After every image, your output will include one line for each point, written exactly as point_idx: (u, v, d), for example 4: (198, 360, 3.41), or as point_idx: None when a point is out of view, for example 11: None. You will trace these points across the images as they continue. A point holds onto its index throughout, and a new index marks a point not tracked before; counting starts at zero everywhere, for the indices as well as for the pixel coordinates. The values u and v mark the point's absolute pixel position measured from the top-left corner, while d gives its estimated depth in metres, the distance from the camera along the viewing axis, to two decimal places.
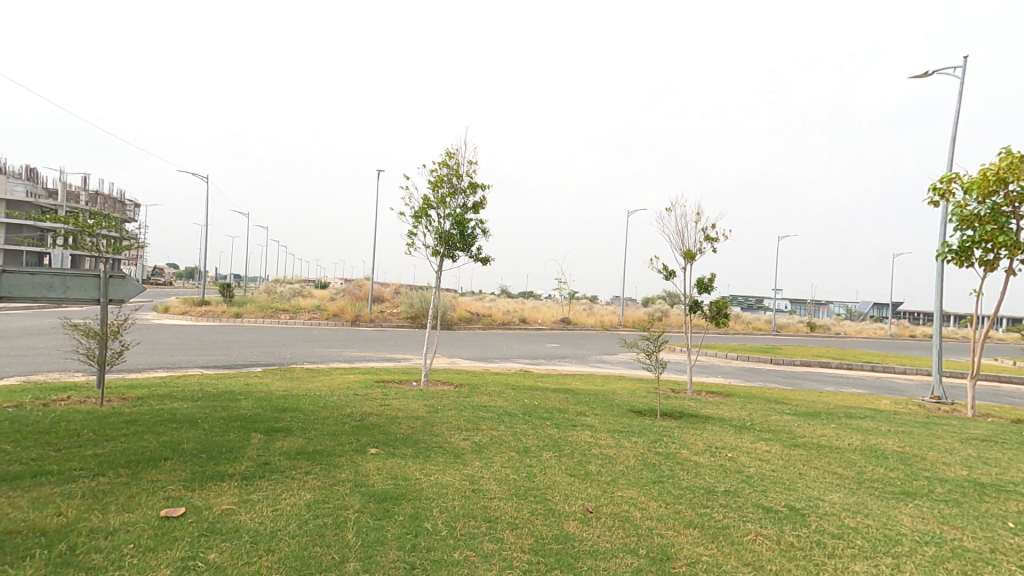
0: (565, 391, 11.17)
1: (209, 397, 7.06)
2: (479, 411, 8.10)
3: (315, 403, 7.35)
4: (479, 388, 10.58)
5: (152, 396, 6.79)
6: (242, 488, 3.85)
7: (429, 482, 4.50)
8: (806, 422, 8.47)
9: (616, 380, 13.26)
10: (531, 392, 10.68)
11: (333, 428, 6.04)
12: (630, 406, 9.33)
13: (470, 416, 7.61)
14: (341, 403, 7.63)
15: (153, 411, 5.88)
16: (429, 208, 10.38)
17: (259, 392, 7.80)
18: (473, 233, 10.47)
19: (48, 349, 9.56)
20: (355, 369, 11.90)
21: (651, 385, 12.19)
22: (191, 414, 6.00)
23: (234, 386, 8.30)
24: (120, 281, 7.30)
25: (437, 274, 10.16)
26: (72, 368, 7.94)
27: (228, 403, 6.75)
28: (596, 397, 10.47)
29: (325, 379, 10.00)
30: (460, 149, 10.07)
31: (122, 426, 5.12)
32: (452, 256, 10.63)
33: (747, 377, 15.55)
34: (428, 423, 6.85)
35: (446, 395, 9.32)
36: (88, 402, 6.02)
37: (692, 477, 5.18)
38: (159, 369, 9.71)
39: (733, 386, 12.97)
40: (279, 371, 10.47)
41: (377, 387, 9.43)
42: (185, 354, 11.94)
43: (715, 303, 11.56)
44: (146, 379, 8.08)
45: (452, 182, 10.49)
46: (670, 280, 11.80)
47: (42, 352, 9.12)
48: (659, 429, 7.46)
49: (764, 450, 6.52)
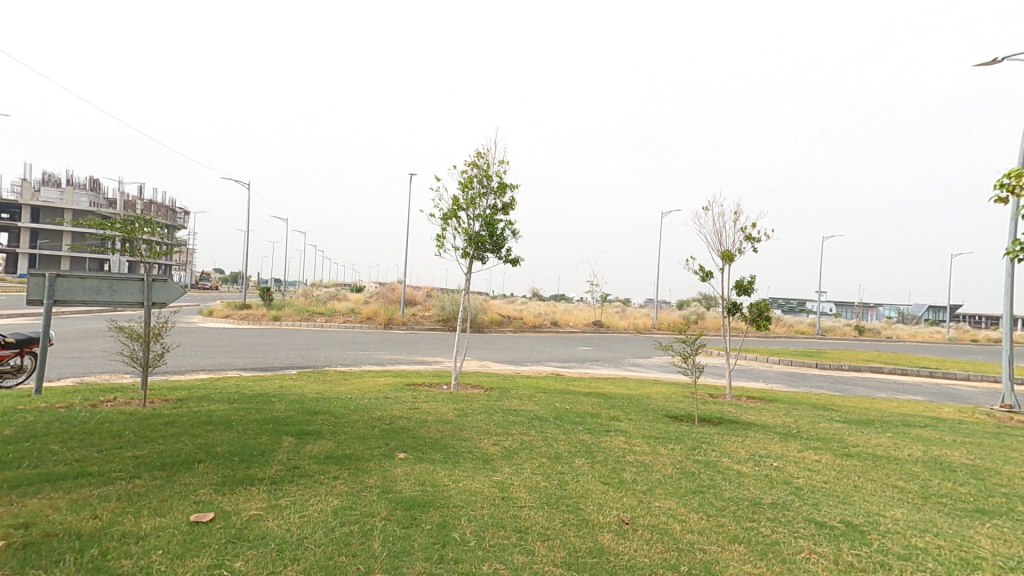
0: (598, 395, 10.90)
1: (245, 399, 7.18)
2: (510, 415, 7.96)
3: (346, 406, 7.37)
4: (510, 391, 10.43)
5: (191, 398, 6.95)
6: (270, 493, 3.81)
7: (457, 489, 4.38)
8: (858, 431, 7.93)
9: (651, 384, 12.86)
10: (563, 396, 10.45)
11: (363, 431, 6.01)
12: (666, 412, 8.98)
13: (500, 421, 7.47)
14: (372, 406, 7.63)
15: (190, 413, 5.99)
16: (459, 210, 10.34)
17: (293, 395, 7.89)
18: (503, 234, 10.36)
19: (98, 351, 9.95)
20: (386, 371, 11.96)
21: (688, 389, 11.76)
22: (227, 416, 6.09)
23: (269, 388, 8.44)
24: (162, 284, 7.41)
25: (466, 276, 10.09)
26: (120, 370, 8.23)
27: (262, 405, 6.84)
28: (630, 401, 10.15)
29: (357, 382, 10.07)
30: (490, 150, 10.00)
31: (161, 428, 5.20)
32: (482, 258, 10.54)
33: (791, 382, 14.84)
34: (457, 427, 6.75)
35: (477, 399, 9.21)
36: (131, 403, 6.18)
37: (735, 488, 4.87)
38: (199, 371, 9.98)
39: (776, 391, 12.36)
40: (313, 374, 10.61)
41: (407, 390, 9.42)
42: (224, 357, 12.27)
43: (755, 305, 11.04)
44: (187, 381, 8.30)
45: (482, 183, 10.43)
46: (707, 282, 11.37)
47: (93, 355, 9.53)
48: (698, 436, 7.12)
49: (814, 460, 6.11)
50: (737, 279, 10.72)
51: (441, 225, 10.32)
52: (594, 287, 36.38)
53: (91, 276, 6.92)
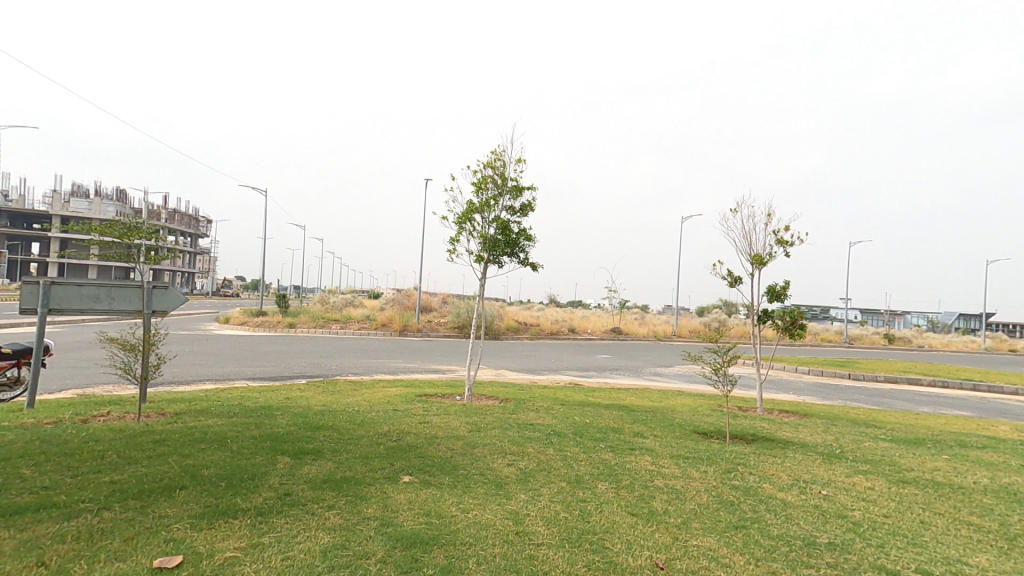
0: (619, 407, 10.30)
1: (246, 413, 6.79)
2: (525, 431, 7.42)
3: (352, 421, 6.93)
4: (526, 403, 9.90)
5: (189, 411, 6.59)
6: (254, 529, 3.35)
7: (466, 520, 3.88)
8: (910, 451, 7.20)
9: (674, 395, 12.20)
10: (582, 408, 9.87)
11: (366, 450, 5.55)
12: (694, 427, 8.33)
13: (516, 437, 6.95)
14: (379, 420, 7.18)
15: (184, 429, 5.59)
16: (473, 212, 9.91)
17: (297, 408, 7.49)
18: (518, 238, 9.90)
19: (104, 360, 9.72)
20: (398, 381, 11.52)
21: (715, 402, 11.08)
22: (223, 432, 5.68)
23: (273, 400, 8.06)
24: (163, 290, 7.11)
25: (480, 282, 9.63)
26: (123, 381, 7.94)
27: (263, 419, 6.43)
28: (654, 415, 9.51)
29: (367, 393, 9.64)
30: (506, 149, 9.57)
31: (149, 447, 4.79)
32: (497, 262, 10.08)
33: (823, 394, 14.00)
34: (469, 444, 6.27)
35: (491, 411, 8.71)
36: (124, 418, 5.82)
37: (784, 522, 4.26)
38: (206, 381, 9.69)
39: (809, 405, 11.60)
40: (321, 384, 10.23)
41: (418, 402, 8.95)
42: (234, 365, 11.99)
43: (788, 313, 10.34)
44: (190, 393, 7.99)
45: (497, 184, 9.98)
46: (734, 288, 10.72)
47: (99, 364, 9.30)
48: (732, 456, 6.50)
49: (867, 487, 5.44)
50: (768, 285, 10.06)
51: (454, 228, 9.89)
52: (612, 293, 35.68)
53: (88, 283, 6.63)
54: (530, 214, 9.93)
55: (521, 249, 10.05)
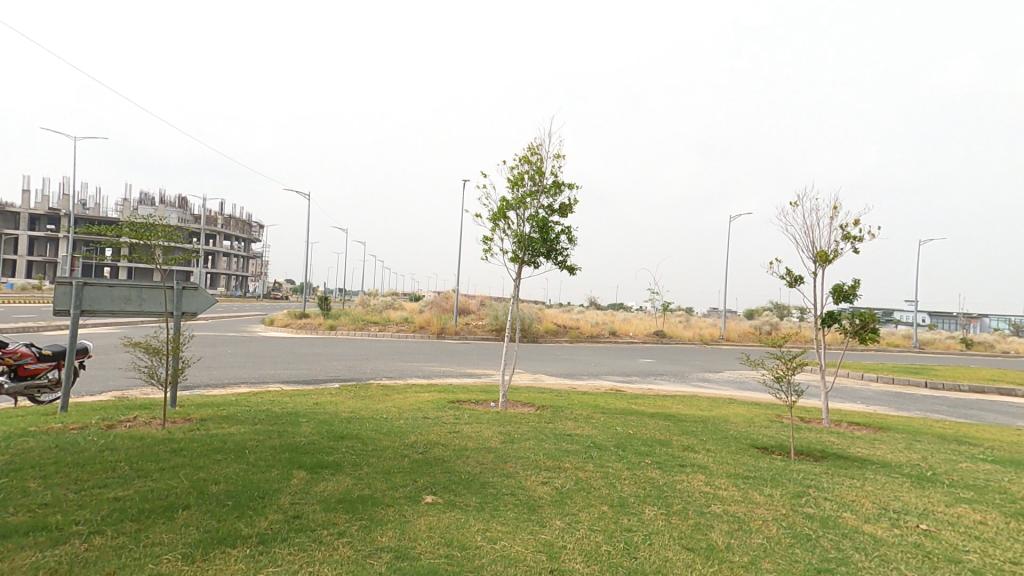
0: (665, 417, 9.53)
1: (271, 420, 6.55)
2: (563, 443, 6.85)
3: (379, 430, 6.60)
4: (564, 410, 9.31)
5: (215, 417, 6.41)
6: (252, 561, 2.97)
7: (492, 554, 3.37)
8: (1018, 477, 6.13)
9: (726, 404, 11.27)
10: (625, 417, 9.19)
11: (390, 464, 5.16)
12: (752, 441, 7.50)
13: (552, 449, 6.40)
14: (407, 430, 6.81)
15: (206, 437, 5.37)
16: (508, 209, 9.44)
17: (325, 415, 7.22)
18: (557, 237, 9.35)
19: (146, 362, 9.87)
20: (431, 386, 11.19)
21: (773, 413, 10.10)
22: (244, 441, 5.42)
23: (302, 406, 7.84)
24: (192, 292, 7.04)
25: (515, 283, 9.15)
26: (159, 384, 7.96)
27: (287, 427, 6.17)
28: (705, 426, 8.71)
29: (399, 398, 9.33)
30: (543, 142, 9.05)
31: (164, 457, 4.56)
32: (533, 262, 9.56)
33: (897, 404, 12.62)
34: (500, 458, 5.78)
35: (525, 420, 8.19)
36: (148, 425, 5.66)
37: (878, 568, 3.52)
38: (241, 385, 9.68)
39: (883, 416, 10.41)
40: (354, 388, 10.02)
41: (450, 408, 8.55)
42: (270, 369, 12.02)
43: (858, 316, 9.30)
44: (222, 397, 7.91)
45: (534, 180, 9.48)
46: (795, 288, 9.76)
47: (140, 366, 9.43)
48: (800, 476, 5.70)
49: (975, 522, 4.54)
50: (835, 284, 9.05)
51: (489, 227, 9.46)
52: (655, 296, 34.45)
53: (119, 283, 6.62)
54: (569, 212, 9.36)
55: (559, 249, 9.49)
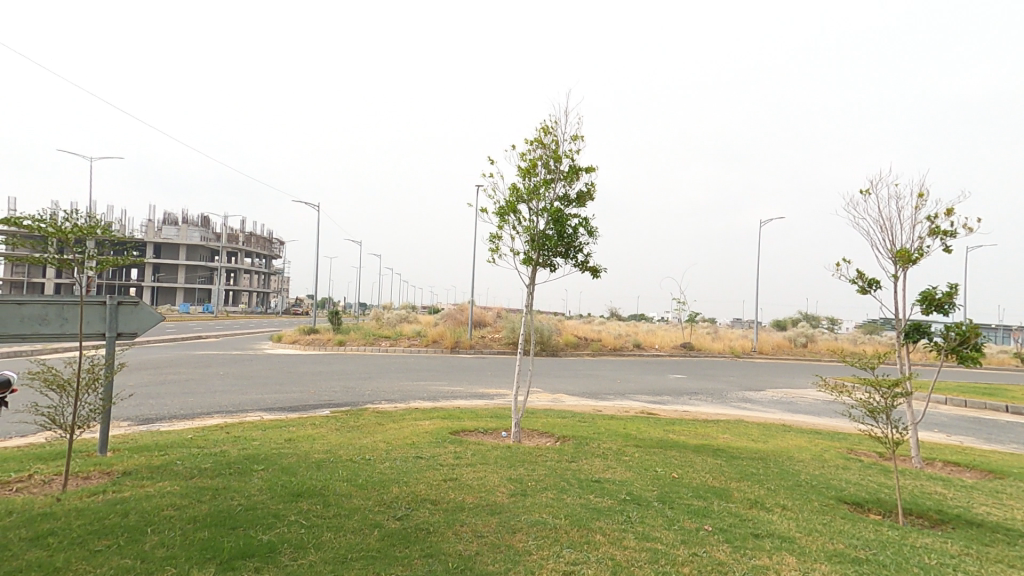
0: (714, 451, 7.81)
1: (218, 466, 5.10)
2: (592, 495, 5.24)
3: (352, 482, 5.09)
4: (590, 443, 7.75)
5: (146, 464, 5.02)
6: None
7: None
8: None
9: (782, 433, 9.50)
10: (664, 452, 7.53)
11: (350, 544, 3.64)
12: (838, 490, 5.77)
13: (578, 509, 4.79)
14: (390, 479, 5.30)
15: (107, 502, 3.94)
16: (518, 202, 7.99)
17: (291, 457, 5.77)
18: (574, 231, 7.87)
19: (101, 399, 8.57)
20: (434, 411, 9.72)
21: (844, 446, 8.29)
22: (158, 504, 3.97)
23: (269, 443, 6.40)
24: (130, 308, 5.77)
25: (527, 289, 7.65)
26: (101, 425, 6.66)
27: (232, 480, 4.71)
28: (767, 464, 6.99)
29: (393, 429, 7.88)
30: (559, 121, 7.61)
31: (11, 552, 3.13)
32: (549, 265, 8.08)
33: (986, 435, 10.55)
34: (508, 525, 4.22)
35: (542, 458, 6.63)
36: (47, 487, 4.31)
37: None
38: (212, 416, 8.34)
39: (983, 451, 8.48)
40: (343, 418, 8.59)
41: (450, 444, 7.00)
42: (258, 393, 10.69)
43: (955, 329, 7.35)
44: (174, 434, 6.53)
45: (549, 166, 8.02)
46: (869, 293, 8.01)
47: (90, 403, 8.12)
48: (935, 559, 4.00)
49: None
50: (924, 291, 7.23)
51: (496, 223, 8.02)
52: (681, 307, 32.47)
53: (31, 301, 5.23)
54: (588, 202, 7.87)
55: (577, 246, 8.00)
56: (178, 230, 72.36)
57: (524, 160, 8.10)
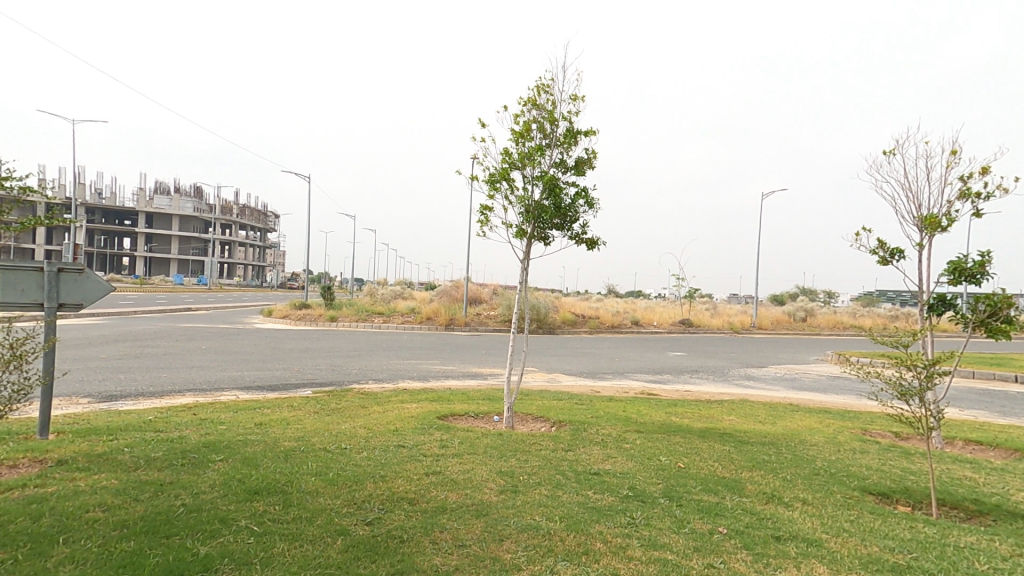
0: (720, 435, 7.29)
1: (169, 456, 4.51)
2: (591, 492, 4.69)
3: (322, 476, 4.52)
4: (588, 428, 7.22)
5: (87, 451, 4.44)
6: None
7: None
8: None
9: (789, 414, 9.01)
10: (667, 437, 7.01)
11: (303, 558, 3.07)
12: (859, 479, 5.27)
13: (574, 511, 4.23)
14: (365, 472, 4.74)
15: (20, 502, 3.35)
16: (511, 169, 7.27)
17: (258, 446, 5.19)
18: (572, 202, 7.18)
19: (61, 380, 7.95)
20: (423, 392, 9.16)
21: (858, 427, 7.80)
22: (81, 504, 3.38)
23: (236, 428, 5.84)
24: (74, 277, 5.09)
25: (521, 265, 7.00)
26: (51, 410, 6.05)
27: (179, 474, 4.11)
28: (778, 449, 6.48)
29: (377, 412, 7.33)
30: (556, 78, 6.82)
31: None
32: (544, 237, 7.41)
33: (1001, 411, 10.12)
34: (495, 533, 3.67)
35: (536, 447, 6.09)
36: None
37: None
38: (183, 394, 7.75)
39: (1002, 429, 8.01)
40: (323, 400, 8.01)
41: (436, 430, 6.46)
42: (237, 371, 10.11)
43: (986, 300, 6.72)
44: (132, 416, 5.94)
45: (544, 130, 7.27)
46: (891, 264, 7.35)
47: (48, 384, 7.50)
48: (984, 565, 3.49)
49: None
50: (954, 259, 6.62)
51: (487, 192, 7.31)
52: (680, 283, 31.88)
53: None
54: (588, 169, 7.16)
55: (574, 218, 7.34)
56: (169, 204, 70.92)
57: (517, 123, 7.34)
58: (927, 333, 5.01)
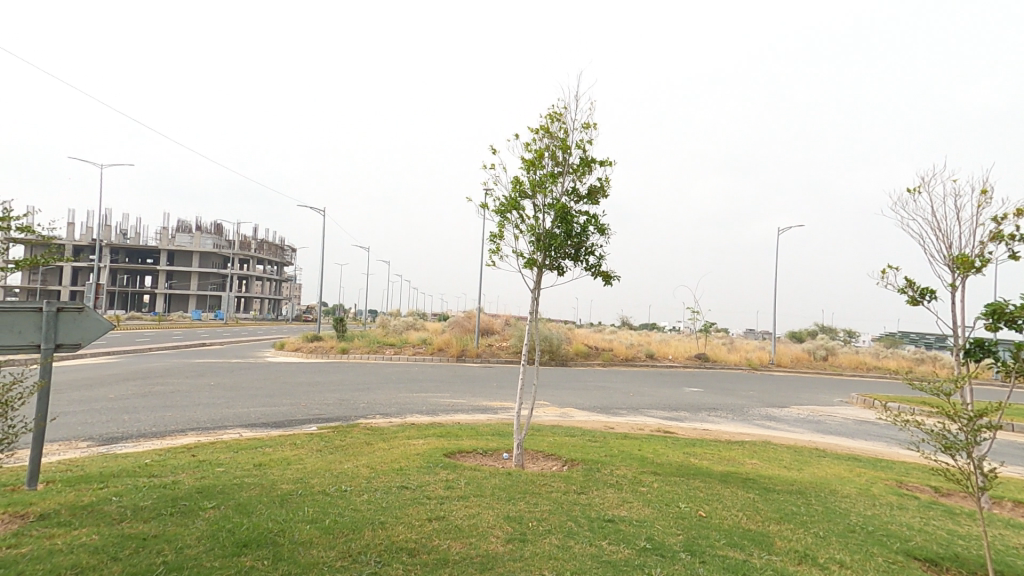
0: (743, 480, 6.86)
1: (160, 505, 4.32)
2: (605, 542, 4.34)
3: (317, 523, 4.28)
4: (602, 468, 6.85)
5: (74, 502, 4.27)
6: None
7: None
8: None
9: (816, 459, 8.51)
10: (685, 480, 6.61)
11: None
12: (900, 541, 4.85)
13: (586, 564, 3.89)
14: (364, 518, 4.48)
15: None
16: (521, 198, 7.20)
17: (253, 490, 4.97)
18: (584, 230, 7.05)
19: (65, 424, 7.86)
20: (431, 427, 8.87)
21: (892, 478, 7.30)
22: (54, 568, 3.21)
23: (234, 471, 5.63)
24: (73, 316, 5.06)
25: (532, 294, 6.83)
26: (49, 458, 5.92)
27: (165, 526, 3.92)
28: (808, 500, 6.04)
29: (382, 449, 7.07)
30: (569, 105, 6.81)
31: None
32: (555, 266, 7.25)
33: None
34: None
35: (547, 488, 5.75)
36: None
37: None
38: (185, 434, 7.59)
39: None
40: (327, 436, 7.78)
41: (441, 468, 6.16)
42: (243, 406, 9.96)
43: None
44: (129, 461, 5.77)
45: (556, 158, 7.23)
46: (919, 304, 6.86)
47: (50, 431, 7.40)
48: None
49: None
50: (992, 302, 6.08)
51: (497, 221, 7.24)
52: (695, 316, 31.35)
53: None
54: (600, 198, 7.06)
55: (587, 247, 7.19)
56: (191, 237, 72.86)
57: (528, 151, 7.31)
58: (968, 382, 4.67)
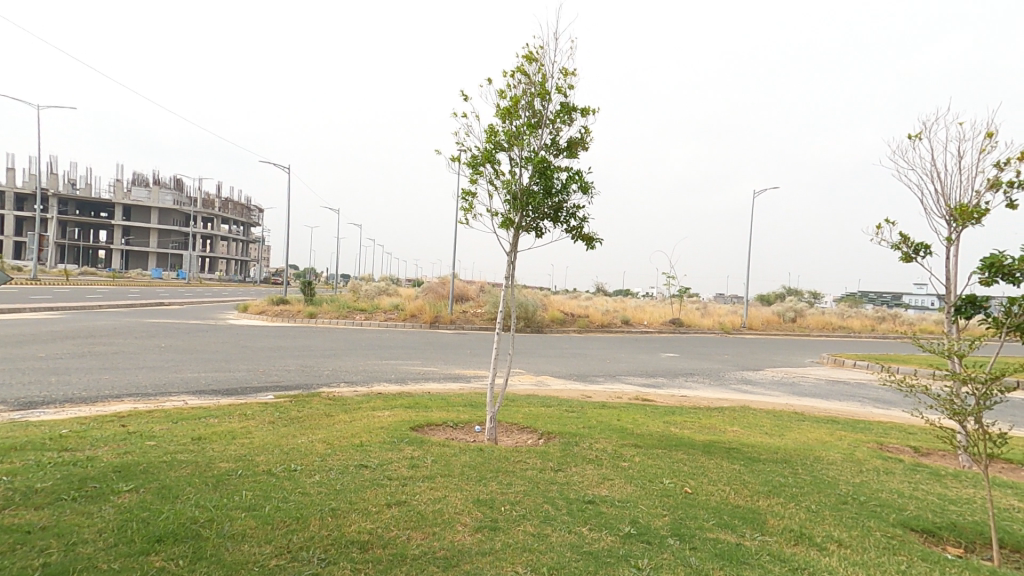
0: (726, 450, 6.54)
1: (60, 488, 3.62)
2: (586, 530, 3.87)
3: (253, 512, 3.66)
4: (580, 441, 6.42)
5: None
6: None
7: None
8: None
9: (796, 424, 8.30)
10: (667, 452, 6.24)
11: None
12: (897, 512, 4.56)
13: (566, 558, 3.40)
14: (311, 505, 3.88)
15: None
16: (496, 149, 6.43)
17: (184, 470, 4.29)
18: (565, 188, 6.37)
19: None
20: (398, 397, 8.28)
21: (873, 441, 7.12)
22: None
23: (167, 445, 4.94)
24: None
25: (507, 256, 6.16)
26: None
27: (57, 516, 3.24)
28: (794, 470, 5.73)
29: (341, 423, 6.45)
30: (548, 45, 5.98)
31: None
32: (533, 227, 6.59)
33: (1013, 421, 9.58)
34: None
35: (521, 465, 5.28)
36: None
37: None
38: (121, 400, 6.81)
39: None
40: (282, 407, 7.10)
41: (405, 444, 5.60)
42: (193, 372, 9.16)
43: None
44: (42, 431, 5.00)
45: (533, 106, 6.45)
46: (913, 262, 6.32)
47: None
48: None
49: None
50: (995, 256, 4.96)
51: (469, 175, 6.48)
52: (670, 282, 31.31)
53: None
54: (581, 151, 6.34)
55: (567, 206, 6.52)
56: (149, 195, 68.89)
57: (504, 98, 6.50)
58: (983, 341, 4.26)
